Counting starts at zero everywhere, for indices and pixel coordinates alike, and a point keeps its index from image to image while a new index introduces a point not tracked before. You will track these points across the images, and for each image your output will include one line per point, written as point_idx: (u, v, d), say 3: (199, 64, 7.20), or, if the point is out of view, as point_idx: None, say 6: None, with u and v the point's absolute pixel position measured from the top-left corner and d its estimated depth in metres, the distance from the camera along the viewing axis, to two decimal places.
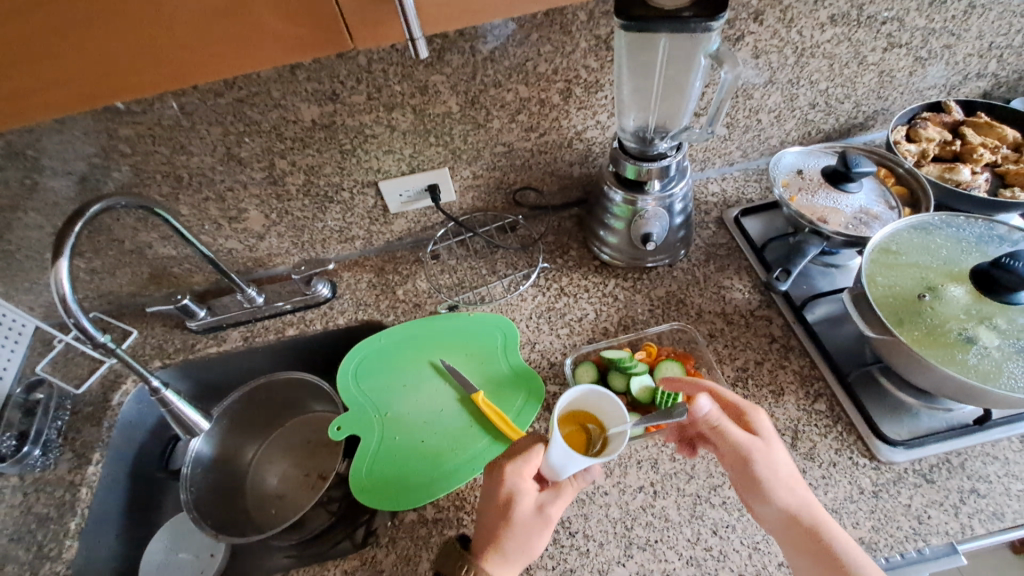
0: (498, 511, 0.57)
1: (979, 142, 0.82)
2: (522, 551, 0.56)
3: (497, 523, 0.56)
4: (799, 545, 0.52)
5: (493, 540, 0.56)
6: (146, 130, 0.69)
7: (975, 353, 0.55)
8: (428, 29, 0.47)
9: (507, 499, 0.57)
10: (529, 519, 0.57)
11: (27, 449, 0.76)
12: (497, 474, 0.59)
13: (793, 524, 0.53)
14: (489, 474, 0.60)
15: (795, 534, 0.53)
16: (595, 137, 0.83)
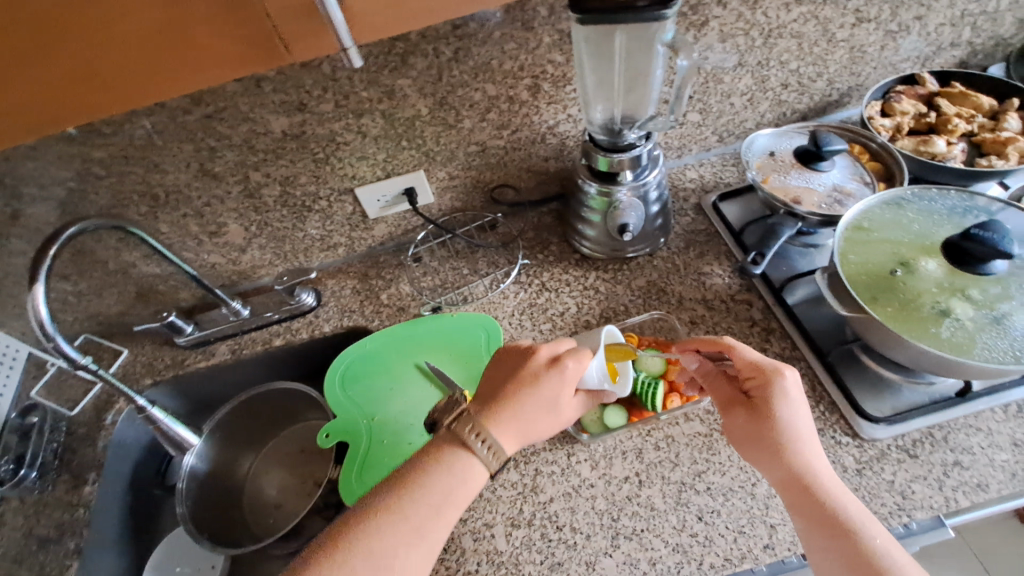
0: (532, 395, 0.56)
1: (954, 113, 0.81)
2: (533, 439, 0.57)
3: (526, 404, 0.56)
4: (807, 514, 0.51)
5: (513, 418, 0.55)
6: (118, 151, 0.69)
7: (948, 325, 0.55)
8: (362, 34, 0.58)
9: (546, 388, 0.57)
10: (560, 418, 0.58)
11: (23, 472, 0.77)
12: (545, 361, 0.58)
13: (804, 493, 0.51)
14: (535, 355, 0.59)
15: (807, 502, 0.51)
16: (568, 131, 0.83)
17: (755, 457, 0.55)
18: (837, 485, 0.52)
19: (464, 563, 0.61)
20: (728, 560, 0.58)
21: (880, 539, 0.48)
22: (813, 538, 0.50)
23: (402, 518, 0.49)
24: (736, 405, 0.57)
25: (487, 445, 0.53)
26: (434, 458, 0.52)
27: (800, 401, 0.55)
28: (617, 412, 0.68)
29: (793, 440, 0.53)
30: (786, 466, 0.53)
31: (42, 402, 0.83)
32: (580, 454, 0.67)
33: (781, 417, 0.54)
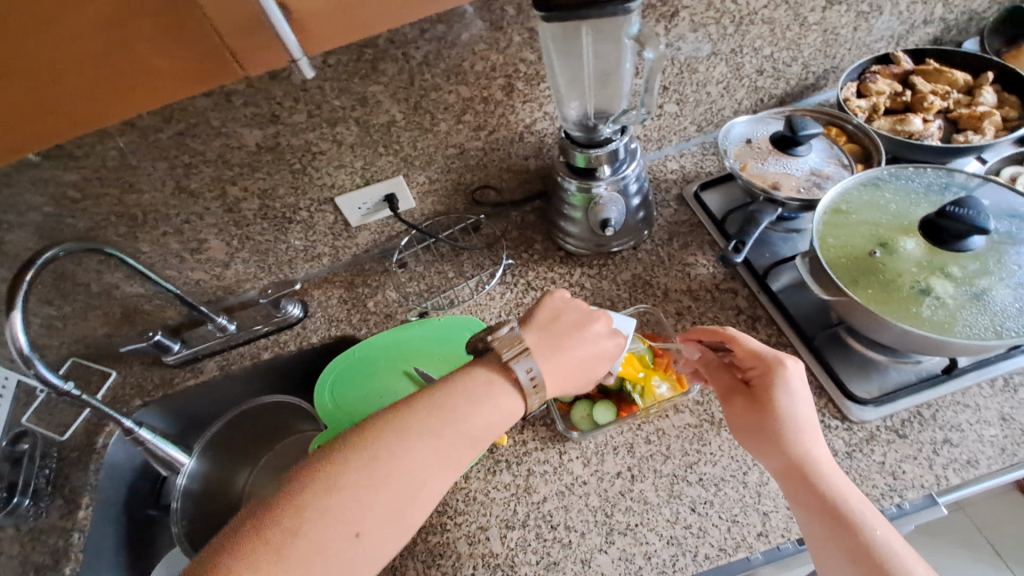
0: (585, 349, 0.58)
1: (929, 90, 0.81)
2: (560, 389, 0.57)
3: (578, 354, 0.57)
4: (807, 506, 0.50)
5: (563, 361, 0.56)
6: (92, 173, 0.69)
7: (929, 305, 0.55)
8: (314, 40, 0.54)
9: (599, 348, 0.59)
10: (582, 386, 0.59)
11: (16, 500, 0.76)
12: (606, 327, 0.61)
13: (805, 484, 0.51)
14: (599, 315, 0.61)
15: (808, 491, 0.50)
16: (545, 129, 0.83)
17: (755, 446, 0.55)
18: (838, 476, 0.51)
19: (460, 567, 0.60)
20: (722, 549, 0.58)
21: (880, 531, 0.47)
22: (813, 528, 0.49)
23: (444, 442, 0.50)
24: (736, 394, 0.57)
25: (530, 378, 0.54)
26: (485, 387, 0.53)
27: (802, 391, 0.54)
28: (606, 408, 0.68)
29: (794, 429, 0.53)
30: (787, 455, 0.52)
31: (31, 428, 0.82)
32: (572, 451, 0.66)
33: (782, 407, 0.53)
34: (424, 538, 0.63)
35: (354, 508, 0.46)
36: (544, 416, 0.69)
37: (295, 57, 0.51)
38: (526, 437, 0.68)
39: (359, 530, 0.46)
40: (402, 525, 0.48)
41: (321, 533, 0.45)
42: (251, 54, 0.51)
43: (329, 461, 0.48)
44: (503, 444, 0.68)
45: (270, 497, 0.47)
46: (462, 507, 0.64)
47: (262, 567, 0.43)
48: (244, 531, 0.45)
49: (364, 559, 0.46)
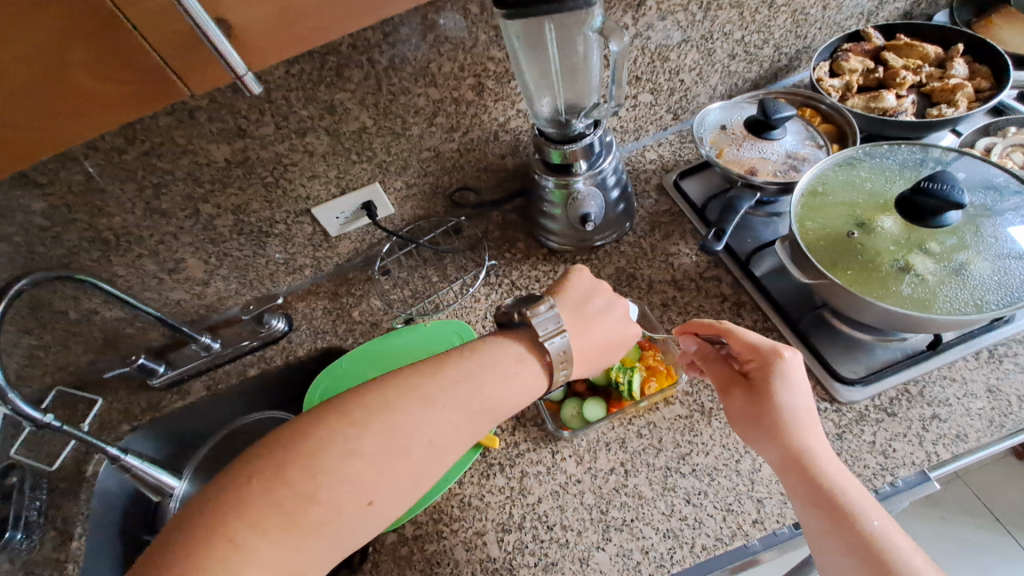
0: (608, 334, 0.58)
1: (901, 65, 0.81)
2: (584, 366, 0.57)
3: (603, 338, 0.58)
4: (806, 497, 0.49)
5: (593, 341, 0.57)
6: (59, 200, 0.68)
7: (909, 282, 0.55)
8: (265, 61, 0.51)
9: (620, 331, 0.59)
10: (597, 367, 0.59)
11: (7, 534, 0.72)
12: (626, 314, 0.61)
13: (805, 475, 0.50)
14: (621, 301, 0.61)
15: (806, 483, 0.50)
16: (520, 126, 0.82)
17: (755, 438, 0.54)
18: (836, 466, 0.50)
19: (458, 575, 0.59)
20: (719, 539, 0.57)
21: (878, 521, 0.46)
22: (811, 519, 0.49)
23: (464, 417, 0.50)
24: (735, 388, 0.57)
25: (563, 357, 0.55)
26: (515, 363, 0.54)
27: (801, 381, 0.54)
28: (597, 404, 0.67)
29: (791, 420, 0.52)
30: (784, 445, 0.52)
31: (20, 460, 0.79)
32: (565, 450, 0.66)
33: (779, 398, 0.53)
34: (421, 547, 0.62)
35: (370, 477, 0.45)
36: (534, 417, 0.69)
37: (238, 74, 0.47)
38: (517, 438, 0.68)
39: (371, 499, 0.45)
40: (411, 493, 0.48)
41: (335, 501, 0.44)
42: (192, 73, 0.47)
43: (349, 423, 0.47)
44: (495, 447, 0.67)
45: (281, 456, 0.44)
46: (457, 513, 0.63)
47: (273, 532, 0.42)
48: (253, 492, 0.43)
49: (370, 527, 0.46)
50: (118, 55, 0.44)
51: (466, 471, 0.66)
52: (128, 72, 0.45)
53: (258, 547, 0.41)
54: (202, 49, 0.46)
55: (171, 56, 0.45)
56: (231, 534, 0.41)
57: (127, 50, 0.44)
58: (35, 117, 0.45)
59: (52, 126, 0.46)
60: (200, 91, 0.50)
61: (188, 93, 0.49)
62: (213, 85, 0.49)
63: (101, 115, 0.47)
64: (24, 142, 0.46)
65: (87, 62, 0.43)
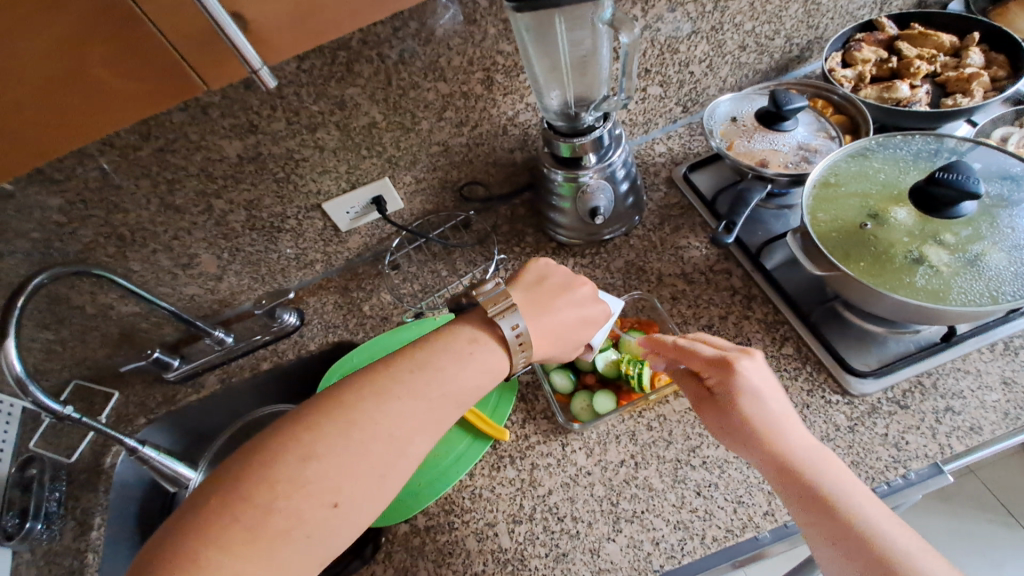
0: (570, 309, 0.59)
1: (916, 55, 0.80)
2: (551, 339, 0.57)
3: (564, 313, 0.58)
4: (796, 498, 0.48)
5: (551, 317, 0.57)
6: (75, 197, 0.68)
7: (922, 274, 0.54)
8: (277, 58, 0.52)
9: (584, 306, 0.60)
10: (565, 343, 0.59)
11: (29, 524, 0.72)
12: (591, 292, 0.61)
13: (790, 476, 0.49)
14: (584, 280, 0.62)
15: (796, 489, 0.48)
16: (529, 120, 0.82)
17: (736, 446, 0.53)
18: (821, 460, 0.49)
19: (470, 565, 0.60)
20: (730, 531, 0.57)
21: (869, 521, 0.44)
22: (804, 521, 0.47)
23: (424, 405, 0.49)
24: (705, 401, 0.56)
25: (515, 334, 0.54)
26: (469, 345, 0.53)
27: (764, 383, 0.54)
28: (607, 397, 0.68)
29: (765, 422, 0.51)
30: (764, 450, 0.51)
31: (40, 453, 0.79)
32: (574, 442, 0.66)
33: (746, 404, 0.52)
34: (433, 538, 0.62)
35: (332, 478, 0.44)
36: (544, 409, 0.69)
37: (255, 69, 0.48)
38: (528, 430, 0.68)
39: (337, 500, 0.44)
40: (385, 487, 0.46)
41: (298, 508, 0.42)
42: (211, 68, 0.48)
43: (304, 429, 0.46)
44: (506, 440, 0.68)
45: (240, 474, 0.43)
46: (468, 504, 0.64)
47: (236, 547, 0.40)
48: (213, 511, 0.42)
49: (344, 529, 0.44)
50: (140, 52, 0.45)
51: (476, 463, 0.67)
52: (147, 66, 0.46)
53: (223, 564, 0.40)
54: (220, 45, 0.47)
55: (188, 52, 0.46)
56: (194, 554, 0.40)
57: (147, 45, 0.45)
58: (62, 115, 0.46)
59: (78, 124, 0.47)
60: (216, 86, 0.51)
61: (205, 88, 0.50)
62: (230, 80, 0.50)
63: (121, 110, 0.48)
64: (42, 137, 0.46)
65: (109, 59, 0.44)
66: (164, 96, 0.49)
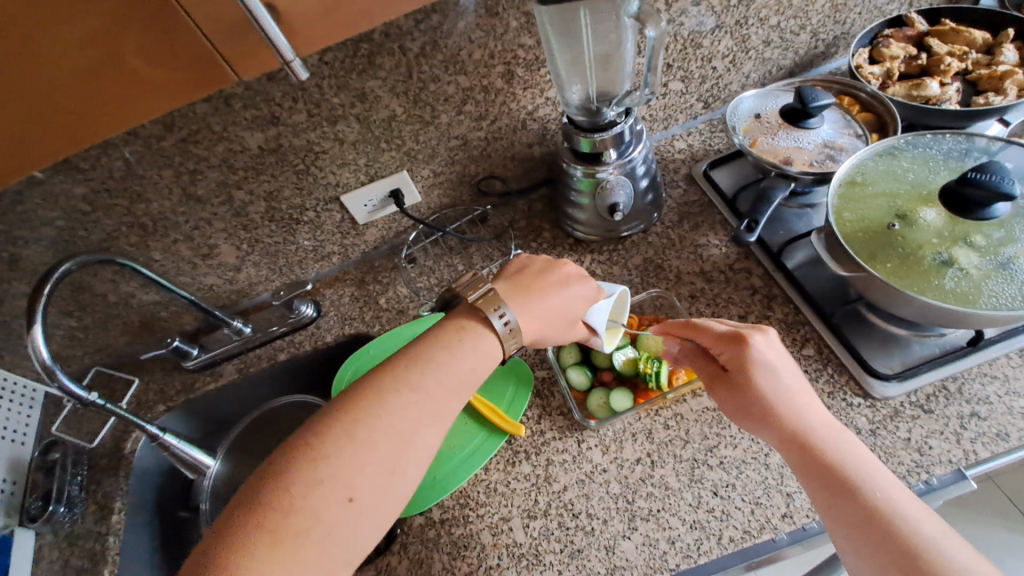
0: (555, 291, 0.58)
1: (946, 52, 0.78)
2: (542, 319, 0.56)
3: (550, 295, 0.58)
4: (812, 474, 0.48)
5: (537, 300, 0.57)
6: (100, 185, 0.69)
7: (952, 276, 0.53)
8: (306, 48, 0.51)
9: (570, 287, 0.59)
10: (555, 323, 0.58)
11: (52, 506, 0.75)
12: (576, 271, 0.61)
13: (805, 452, 0.49)
14: (566, 261, 0.61)
15: (811, 466, 0.48)
16: (548, 115, 0.81)
17: (749, 424, 0.53)
18: (839, 438, 0.49)
19: (485, 558, 0.60)
20: (747, 532, 0.57)
21: (888, 500, 0.44)
22: (819, 498, 0.47)
23: (425, 395, 0.49)
24: (718, 378, 0.56)
25: (504, 323, 0.54)
26: (457, 334, 0.53)
27: (780, 360, 0.53)
28: (624, 394, 0.67)
29: (781, 399, 0.51)
30: (780, 426, 0.51)
31: (63, 438, 0.81)
32: (590, 439, 0.65)
33: (763, 382, 0.52)
34: (448, 530, 0.63)
35: (345, 475, 0.44)
36: (560, 406, 0.69)
37: (288, 60, 0.48)
38: (543, 426, 0.68)
39: (352, 495, 0.44)
40: (398, 478, 0.47)
41: (314, 505, 0.43)
42: (243, 57, 0.48)
43: (312, 432, 0.46)
44: (521, 435, 0.68)
45: (258, 483, 0.44)
46: (483, 498, 0.64)
47: (262, 550, 0.41)
48: (235, 520, 0.42)
49: (365, 521, 0.45)
50: (173, 42, 0.45)
51: (491, 457, 0.67)
52: (180, 56, 0.46)
53: (250, 567, 0.40)
54: (253, 36, 0.47)
55: (218, 38, 0.47)
56: (220, 560, 0.41)
57: (181, 34, 0.45)
58: (93, 101, 0.46)
59: (110, 110, 0.47)
60: (248, 77, 0.51)
61: (237, 79, 0.50)
62: (262, 70, 0.50)
63: (156, 100, 0.48)
64: (75, 125, 0.46)
65: (144, 48, 0.44)
66: (193, 83, 0.49)
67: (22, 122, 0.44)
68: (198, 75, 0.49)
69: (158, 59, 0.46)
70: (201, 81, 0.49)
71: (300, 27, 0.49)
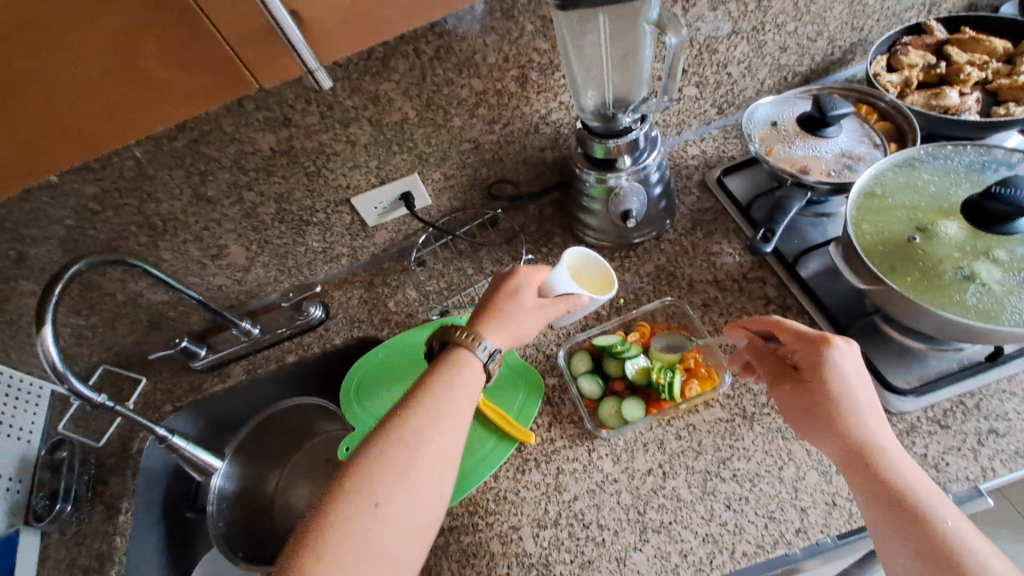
0: (501, 301, 0.61)
1: (965, 61, 0.77)
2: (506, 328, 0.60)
3: (499, 308, 0.61)
4: (871, 492, 0.47)
5: (491, 318, 0.60)
6: (110, 185, 0.69)
7: (973, 292, 0.52)
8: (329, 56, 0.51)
9: (508, 288, 0.62)
10: (518, 320, 0.60)
11: (59, 506, 0.74)
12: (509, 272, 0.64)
13: (867, 469, 0.48)
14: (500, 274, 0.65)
15: (872, 483, 0.47)
16: (561, 119, 0.81)
17: (807, 430, 0.52)
18: (903, 460, 0.48)
19: (495, 568, 0.60)
20: (760, 546, 0.56)
21: (953, 530, 0.43)
22: (874, 516, 0.46)
23: (432, 405, 0.53)
24: (785, 380, 0.55)
25: (488, 354, 0.57)
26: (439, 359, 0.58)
27: (854, 371, 0.52)
28: (636, 404, 0.66)
29: (850, 410, 0.50)
30: (844, 439, 0.50)
31: (70, 436, 0.81)
32: (601, 449, 0.65)
33: (835, 389, 0.51)
34: (456, 538, 0.62)
35: (369, 483, 0.48)
36: (571, 414, 0.68)
37: (311, 69, 0.48)
38: (553, 434, 0.67)
39: (376, 500, 0.47)
40: (422, 481, 0.49)
41: (345, 512, 0.46)
42: (264, 63, 0.47)
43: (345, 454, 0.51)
44: (530, 443, 0.67)
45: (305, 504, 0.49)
46: (492, 506, 0.64)
47: (305, 558, 0.44)
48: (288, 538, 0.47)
49: (393, 529, 0.47)
50: (194, 45, 0.45)
51: (501, 465, 0.66)
52: (200, 61, 0.46)
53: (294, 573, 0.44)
54: (275, 41, 0.46)
55: (239, 45, 0.46)
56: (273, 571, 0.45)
57: (203, 40, 0.45)
58: (114, 105, 0.45)
59: (131, 114, 0.47)
60: (267, 84, 0.50)
61: (257, 87, 0.49)
62: (282, 78, 0.49)
63: (177, 104, 0.48)
64: (90, 128, 0.46)
65: (163, 52, 0.44)
66: (214, 89, 0.48)
67: (38, 126, 0.44)
68: (219, 81, 0.48)
69: (177, 64, 0.45)
70: (221, 88, 0.48)
71: (323, 36, 0.49)
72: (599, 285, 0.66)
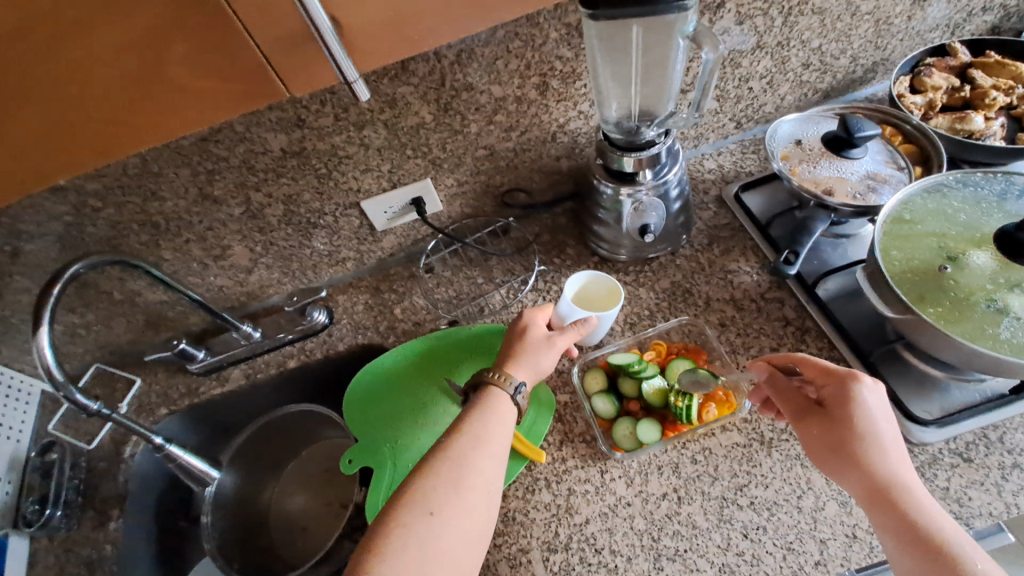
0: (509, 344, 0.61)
1: (990, 85, 0.76)
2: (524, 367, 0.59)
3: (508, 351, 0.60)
4: (898, 533, 0.46)
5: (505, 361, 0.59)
6: (113, 181, 0.66)
7: (1006, 325, 0.51)
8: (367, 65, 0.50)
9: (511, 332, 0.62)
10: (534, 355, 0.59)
11: (49, 511, 0.72)
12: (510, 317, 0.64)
13: (894, 508, 0.47)
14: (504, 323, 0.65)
15: (899, 523, 0.46)
16: (580, 128, 0.79)
17: (832, 468, 0.51)
18: (929, 500, 0.47)
19: None
20: None
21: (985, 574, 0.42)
22: (902, 557, 0.45)
23: (483, 421, 0.53)
24: (806, 415, 0.54)
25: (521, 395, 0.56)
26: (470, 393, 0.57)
27: (880, 408, 0.51)
28: (651, 426, 0.64)
29: (877, 448, 0.49)
30: (869, 477, 0.48)
31: (60, 439, 0.77)
32: (614, 470, 0.63)
33: (863, 426, 0.50)
34: None
35: (426, 491, 0.47)
36: (583, 432, 0.67)
37: (350, 80, 0.46)
38: (565, 453, 0.65)
39: (433, 509, 0.46)
40: (473, 496, 0.48)
41: (401, 518, 0.46)
42: (297, 71, 0.46)
43: None
44: (541, 462, 0.65)
45: None
46: (501, 527, 0.62)
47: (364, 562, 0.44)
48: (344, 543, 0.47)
49: (440, 545, 0.45)
50: (223, 50, 0.42)
51: (510, 484, 0.64)
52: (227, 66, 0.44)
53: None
54: (311, 47, 0.44)
55: (271, 50, 0.43)
56: None
57: (235, 46, 0.42)
58: (134, 107, 0.44)
59: (151, 117, 0.45)
60: (298, 92, 0.48)
61: (287, 94, 0.47)
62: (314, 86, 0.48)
63: (200, 109, 0.46)
64: (108, 128, 0.44)
65: (189, 54, 0.42)
66: (241, 96, 0.46)
67: (51, 118, 0.42)
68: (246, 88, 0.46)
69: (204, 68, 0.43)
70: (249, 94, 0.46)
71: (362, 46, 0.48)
72: (608, 299, 0.69)
